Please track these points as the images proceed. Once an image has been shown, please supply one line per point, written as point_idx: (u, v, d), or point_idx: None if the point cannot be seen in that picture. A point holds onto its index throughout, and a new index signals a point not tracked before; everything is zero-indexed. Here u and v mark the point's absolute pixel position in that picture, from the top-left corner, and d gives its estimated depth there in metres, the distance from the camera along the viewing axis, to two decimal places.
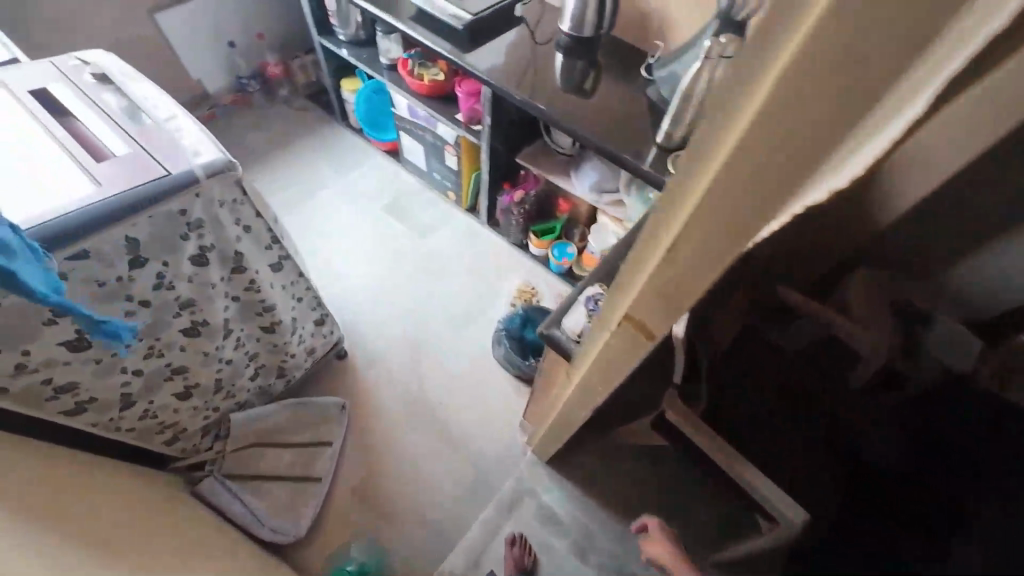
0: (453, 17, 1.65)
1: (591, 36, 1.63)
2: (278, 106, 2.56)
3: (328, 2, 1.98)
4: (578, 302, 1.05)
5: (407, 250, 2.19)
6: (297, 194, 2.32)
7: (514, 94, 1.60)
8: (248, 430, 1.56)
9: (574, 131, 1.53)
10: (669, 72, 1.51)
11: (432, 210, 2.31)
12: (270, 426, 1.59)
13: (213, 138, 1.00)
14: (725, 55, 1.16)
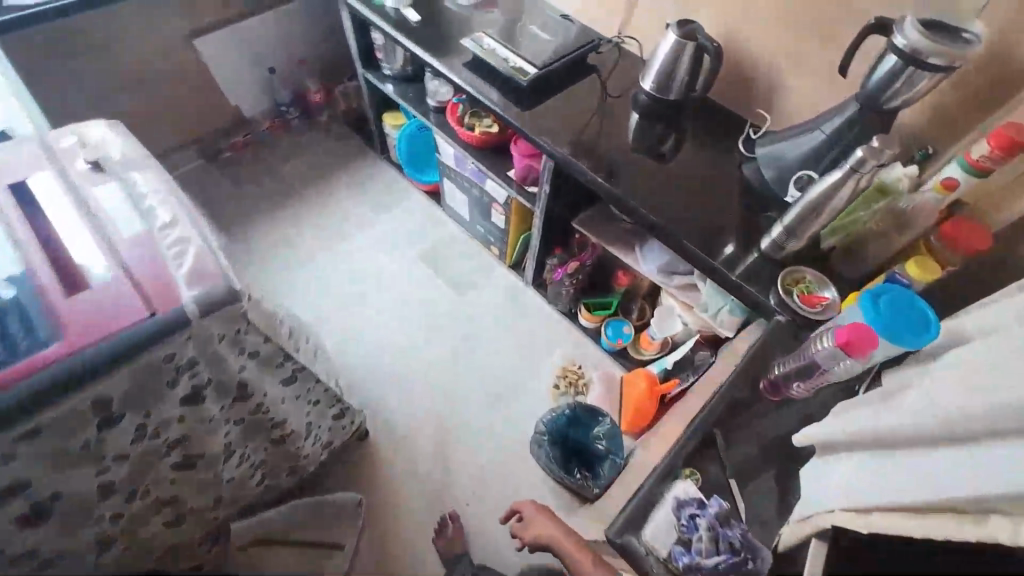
0: (516, 69, 1.42)
1: (677, 99, 1.37)
2: (316, 134, 2.40)
3: (374, 35, 1.77)
4: (665, 505, 0.81)
5: (441, 310, 1.97)
6: (332, 234, 2.15)
7: (579, 167, 1.33)
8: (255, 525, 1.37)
9: (650, 219, 1.24)
10: (777, 153, 1.22)
11: (472, 264, 2.09)
12: (278, 517, 1.40)
13: (215, 254, 0.80)
14: (879, 165, 0.88)
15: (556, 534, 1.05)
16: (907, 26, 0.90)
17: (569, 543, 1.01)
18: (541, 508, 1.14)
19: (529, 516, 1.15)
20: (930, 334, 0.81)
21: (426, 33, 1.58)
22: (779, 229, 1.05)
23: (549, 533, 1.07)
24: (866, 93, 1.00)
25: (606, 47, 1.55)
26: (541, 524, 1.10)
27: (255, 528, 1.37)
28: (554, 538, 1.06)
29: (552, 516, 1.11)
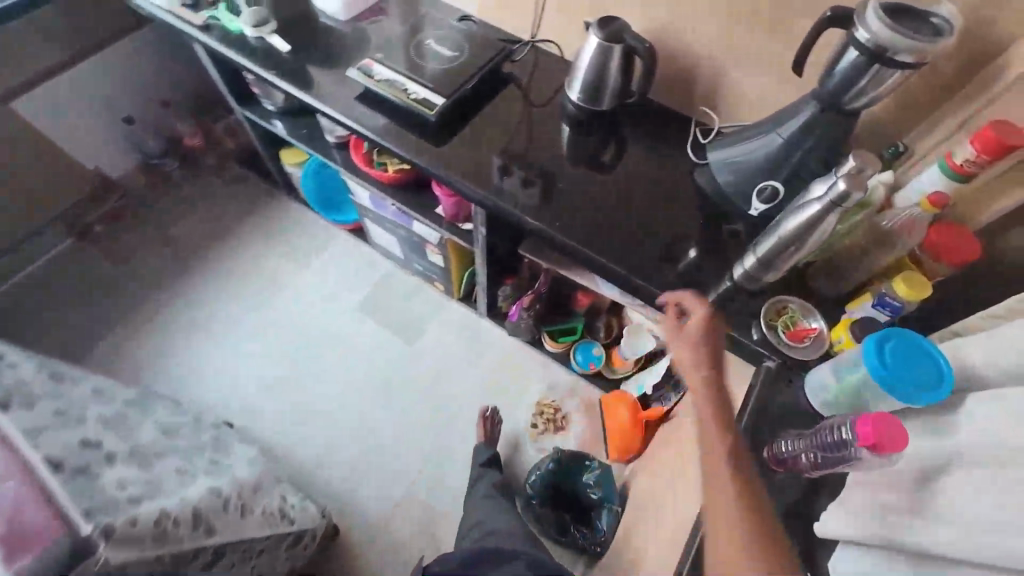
0: (420, 100, 1.18)
1: (610, 107, 1.19)
2: (205, 183, 2.06)
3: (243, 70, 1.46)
4: None
5: (395, 366, 1.77)
6: (290, 259, 1.94)
7: (514, 213, 1.13)
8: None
9: (606, 265, 1.06)
10: (733, 159, 1.08)
11: (419, 304, 1.88)
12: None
13: (61, 492, 0.77)
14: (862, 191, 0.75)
15: (717, 427, 0.70)
16: (868, 15, 0.75)
17: (721, 435, 0.69)
18: (711, 375, 0.76)
19: (680, 342, 0.82)
20: (945, 389, 0.70)
21: (304, 63, 1.30)
22: (752, 260, 0.92)
23: (698, 414, 0.73)
24: (826, 93, 0.87)
25: (520, 52, 1.34)
26: (697, 394, 0.75)
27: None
28: (706, 415, 0.72)
29: (725, 409, 0.72)
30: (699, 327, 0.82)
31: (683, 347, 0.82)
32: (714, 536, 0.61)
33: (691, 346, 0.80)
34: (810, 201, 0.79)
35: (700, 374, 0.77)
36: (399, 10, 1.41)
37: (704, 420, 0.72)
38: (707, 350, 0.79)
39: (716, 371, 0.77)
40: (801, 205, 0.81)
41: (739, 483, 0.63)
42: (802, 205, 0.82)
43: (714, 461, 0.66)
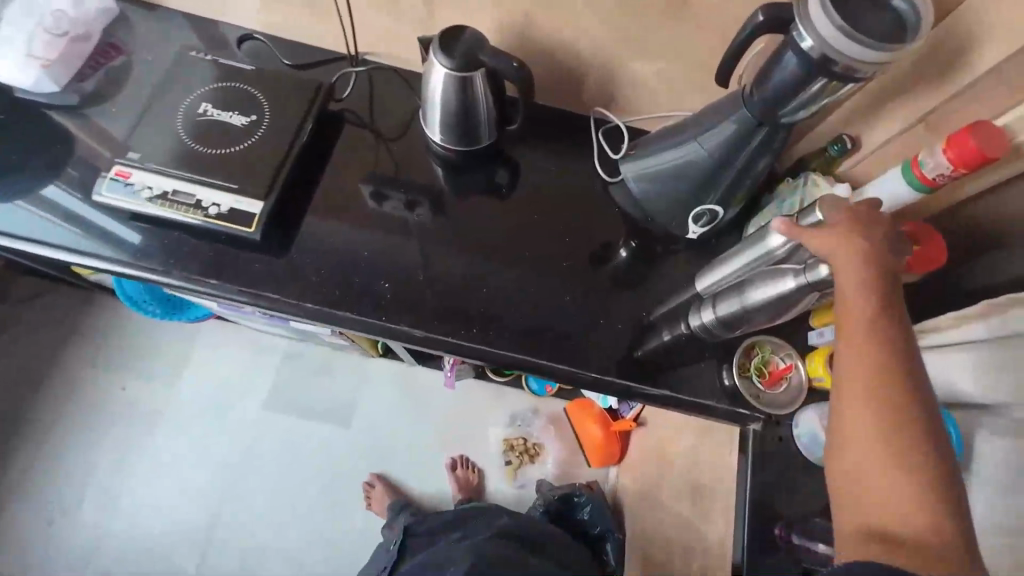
0: (224, 214, 0.80)
1: (491, 140, 0.92)
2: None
3: None
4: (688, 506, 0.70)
5: (336, 461, 1.52)
6: (162, 370, 1.56)
7: (412, 330, 0.83)
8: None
9: (545, 363, 0.83)
10: (656, 179, 0.87)
11: (339, 379, 1.60)
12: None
13: None
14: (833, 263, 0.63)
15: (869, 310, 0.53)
16: (814, 15, 0.56)
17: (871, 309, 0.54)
18: (870, 253, 0.56)
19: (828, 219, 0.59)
20: None
21: (27, 188, 0.85)
22: (711, 317, 0.79)
23: (841, 291, 0.56)
24: (758, 107, 0.67)
25: (346, 79, 0.96)
26: (840, 270, 0.56)
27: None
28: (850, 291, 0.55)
29: (883, 298, 0.54)
30: (845, 218, 0.58)
31: (826, 233, 0.58)
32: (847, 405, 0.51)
33: (844, 223, 0.58)
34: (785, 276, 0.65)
35: (846, 249, 0.56)
36: (147, 55, 0.96)
37: (848, 303, 0.55)
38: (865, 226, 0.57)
39: (881, 251, 0.56)
40: (773, 271, 0.68)
41: (888, 380, 0.50)
42: (770, 272, 0.68)
43: (855, 350, 0.52)
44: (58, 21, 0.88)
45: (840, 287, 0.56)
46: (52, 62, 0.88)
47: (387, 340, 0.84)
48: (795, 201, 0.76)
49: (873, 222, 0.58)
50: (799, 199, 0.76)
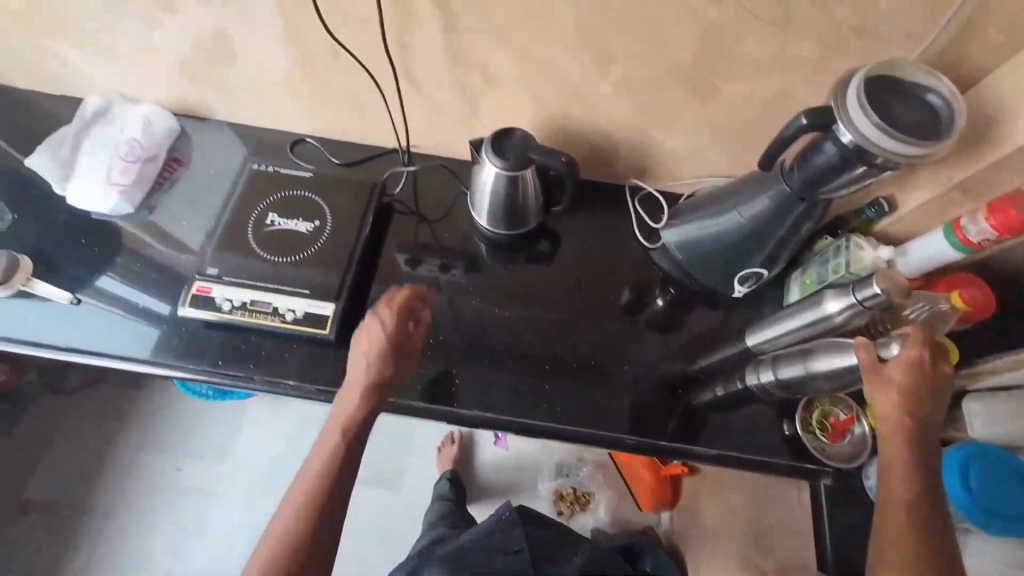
0: (301, 319, 0.85)
1: (536, 222, 0.98)
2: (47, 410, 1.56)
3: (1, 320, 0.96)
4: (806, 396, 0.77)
5: (367, 505, 1.54)
6: (214, 447, 1.59)
7: (460, 412, 0.85)
8: (257, 560, 0.68)
9: (610, 436, 0.85)
10: (698, 248, 0.90)
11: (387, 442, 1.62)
12: (343, 472, 0.74)
13: None
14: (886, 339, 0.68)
15: (906, 490, 0.62)
16: (852, 116, 0.61)
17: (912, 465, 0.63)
18: (914, 426, 0.63)
19: (885, 377, 0.64)
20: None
21: (102, 299, 0.89)
22: (771, 378, 0.82)
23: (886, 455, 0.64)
24: (800, 185, 0.72)
25: (396, 173, 1.03)
26: (889, 432, 0.64)
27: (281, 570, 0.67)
28: (894, 442, 0.64)
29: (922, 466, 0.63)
30: (907, 376, 0.63)
31: (885, 390, 0.65)
32: (885, 548, 0.60)
33: (898, 394, 0.64)
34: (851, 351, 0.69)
35: (897, 416, 0.64)
36: (209, 167, 1.03)
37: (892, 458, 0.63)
38: (917, 400, 0.63)
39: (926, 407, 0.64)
40: (832, 341, 0.73)
41: (921, 543, 0.59)
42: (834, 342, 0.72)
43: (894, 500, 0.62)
44: (131, 148, 0.97)
45: (890, 437, 0.64)
46: (130, 186, 0.96)
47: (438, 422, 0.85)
48: (838, 264, 0.80)
49: (924, 387, 0.63)
50: (843, 262, 0.79)
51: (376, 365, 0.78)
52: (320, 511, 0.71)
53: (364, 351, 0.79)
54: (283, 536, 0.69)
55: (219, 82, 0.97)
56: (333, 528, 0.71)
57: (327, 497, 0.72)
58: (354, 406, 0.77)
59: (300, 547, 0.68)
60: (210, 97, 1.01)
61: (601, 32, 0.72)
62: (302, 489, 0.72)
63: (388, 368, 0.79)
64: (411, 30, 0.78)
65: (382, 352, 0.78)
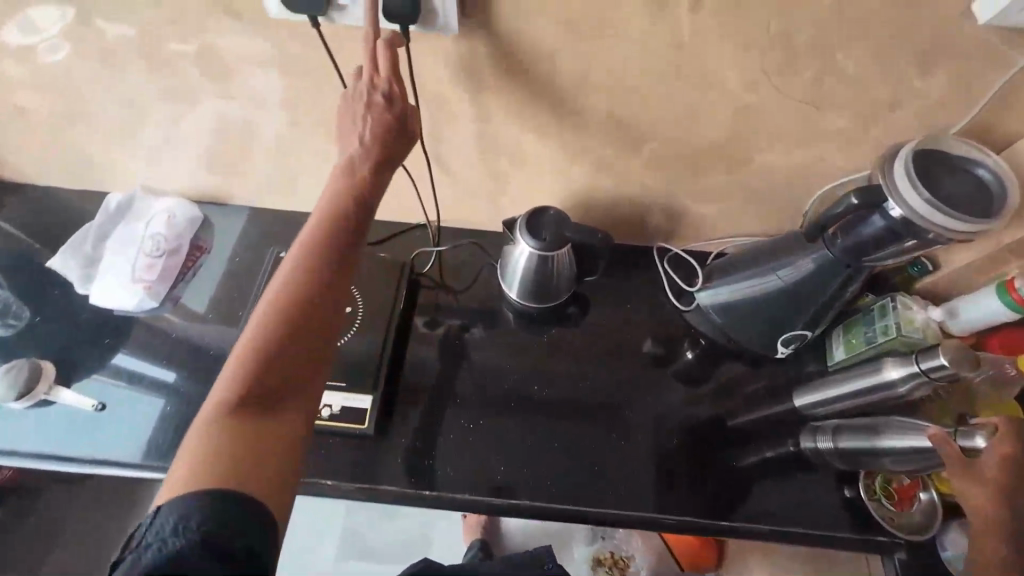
0: (338, 415, 0.83)
1: (568, 292, 0.96)
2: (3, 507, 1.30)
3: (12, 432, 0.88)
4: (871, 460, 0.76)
5: None
6: None
7: (492, 500, 0.80)
8: (246, 335, 0.57)
9: (658, 518, 0.80)
10: (734, 309, 0.88)
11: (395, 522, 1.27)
12: (341, 258, 0.63)
13: None
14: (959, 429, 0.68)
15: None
16: (904, 193, 0.61)
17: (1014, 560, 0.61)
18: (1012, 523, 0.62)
19: (976, 467, 0.64)
20: None
21: (124, 404, 0.85)
22: (829, 446, 0.80)
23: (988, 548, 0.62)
24: (841, 250, 0.71)
25: (424, 252, 1.01)
26: (984, 523, 0.63)
27: (277, 345, 0.56)
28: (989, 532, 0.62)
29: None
30: (999, 471, 0.63)
31: (977, 487, 0.64)
32: None
33: (990, 485, 0.63)
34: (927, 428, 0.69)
35: (992, 514, 0.63)
36: (233, 255, 1.01)
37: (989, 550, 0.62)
38: (1012, 496, 0.63)
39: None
40: (902, 420, 0.73)
41: None
42: (909, 423, 0.71)
43: None
44: (156, 243, 0.96)
45: (983, 527, 0.63)
46: (153, 282, 0.94)
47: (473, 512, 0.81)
48: (886, 325, 0.77)
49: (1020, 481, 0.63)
50: (892, 323, 0.76)
51: (373, 145, 0.66)
52: (315, 294, 0.60)
53: (355, 131, 0.66)
54: (270, 305, 0.58)
55: (244, 170, 0.97)
56: (333, 313, 0.60)
57: (329, 301, 0.60)
58: (348, 182, 0.65)
59: (298, 325, 0.58)
60: (232, 184, 1.01)
61: (635, 116, 0.73)
62: (290, 268, 0.61)
63: (389, 151, 0.67)
64: (443, 120, 0.79)
65: (382, 129, 0.66)
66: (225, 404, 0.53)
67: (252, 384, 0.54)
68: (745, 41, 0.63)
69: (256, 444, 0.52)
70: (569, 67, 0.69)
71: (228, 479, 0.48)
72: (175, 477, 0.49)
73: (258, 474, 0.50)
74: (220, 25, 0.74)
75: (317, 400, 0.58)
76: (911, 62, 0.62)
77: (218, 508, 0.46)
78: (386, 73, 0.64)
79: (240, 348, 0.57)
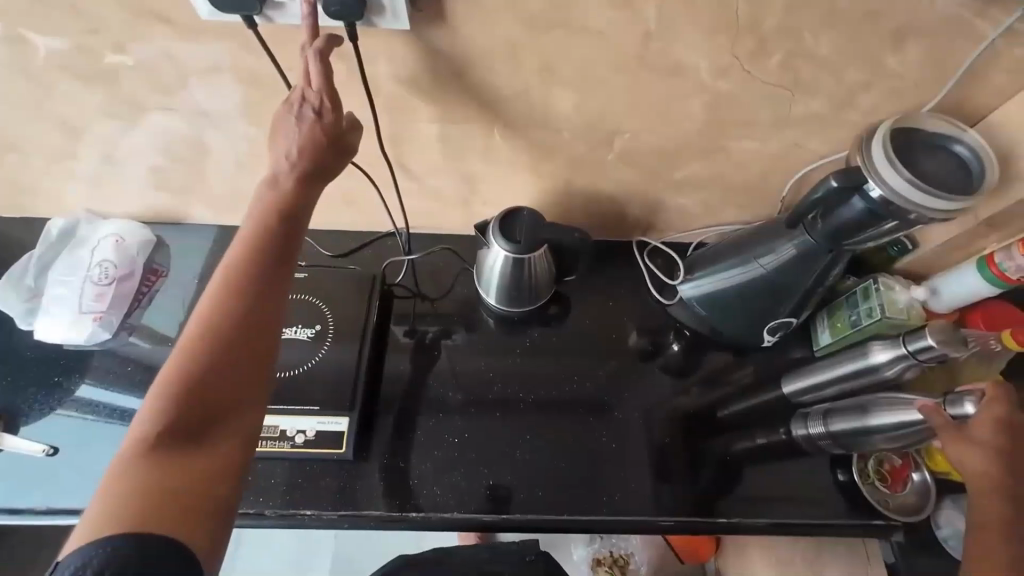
0: (314, 441, 0.78)
1: (548, 292, 0.93)
2: None
3: None
4: (862, 441, 0.75)
5: None
6: None
7: (482, 516, 0.76)
8: (171, 358, 0.53)
9: (652, 521, 0.77)
10: (717, 300, 0.86)
11: (387, 539, 1.21)
12: (273, 273, 0.58)
13: None
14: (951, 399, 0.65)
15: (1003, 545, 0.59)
16: (882, 171, 0.60)
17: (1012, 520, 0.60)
18: (1007, 485, 0.61)
19: (971, 433, 0.63)
20: None
21: (79, 447, 0.79)
22: (820, 431, 0.78)
23: (984, 508, 0.61)
24: (824, 233, 0.69)
25: (397, 262, 0.97)
26: (981, 484, 0.61)
27: (202, 370, 0.52)
28: (985, 494, 0.61)
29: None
30: (996, 436, 0.61)
31: (973, 452, 0.62)
32: None
33: (985, 451, 0.61)
34: (910, 403, 0.68)
35: (989, 476, 0.61)
36: (192, 277, 0.95)
37: (984, 510, 0.61)
38: (1008, 462, 0.61)
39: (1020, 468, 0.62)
40: (886, 398, 0.72)
41: None
42: (891, 400, 0.71)
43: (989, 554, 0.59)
44: (104, 271, 0.89)
45: (978, 488, 0.62)
46: (105, 311, 0.88)
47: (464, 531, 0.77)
48: (871, 307, 0.76)
49: (1014, 447, 0.61)
50: (877, 306, 0.75)
51: (304, 156, 0.60)
52: (250, 306, 0.56)
53: (285, 142, 0.61)
54: (195, 327, 0.54)
55: (195, 186, 0.91)
56: (269, 333, 0.56)
57: (263, 323, 0.56)
58: (280, 190, 0.60)
59: (229, 346, 0.53)
60: (185, 201, 0.94)
61: (606, 109, 0.70)
62: (217, 285, 0.56)
63: (323, 163, 0.62)
64: (405, 123, 0.75)
65: (313, 139, 0.61)
66: (146, 435, 0.49)
67: (176, 413, 0.50)
68: (712, 24, 0.60)
69: (182, 477, 0.48)
70: (531, 61, 0.65)
71: (146, 520, 0.44)
72: (89, 513, 0.45)
73: (182, 511, 0.46)
74: (149, 33, 0.68)
75: (254, 425, 0.54)
76: (885, 38, 0.60)
77: (131, 549, 0.42)
78: (317, 84, 0.59)
79: (164, 372, 0.52)
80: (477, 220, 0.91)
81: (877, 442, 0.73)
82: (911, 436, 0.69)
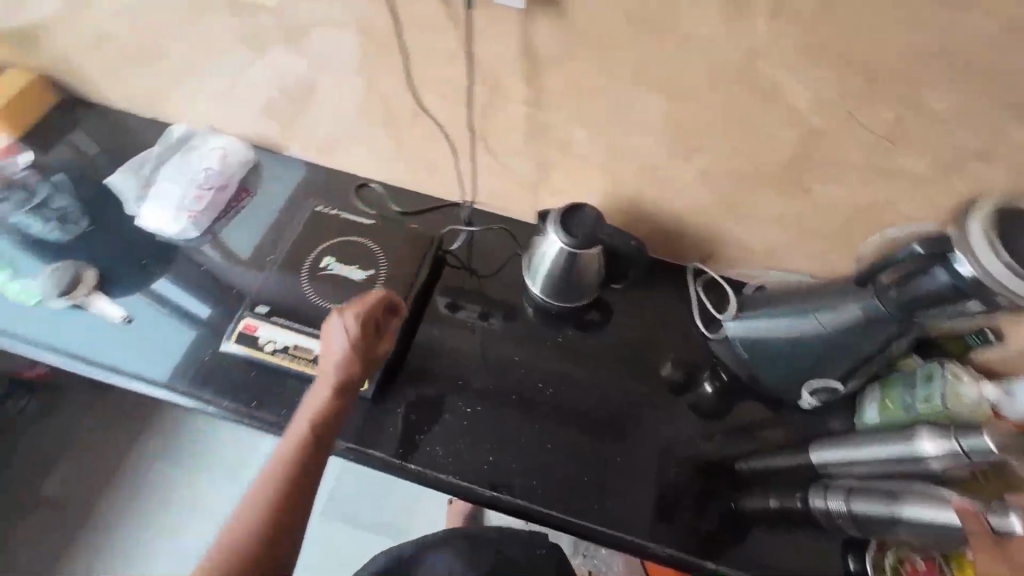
0: None
1: (592, 296, 0.94)
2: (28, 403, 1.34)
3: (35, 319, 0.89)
4: (885, 529, 0.69)
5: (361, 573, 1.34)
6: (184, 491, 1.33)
7: (477, 488, 0.78)
8: (221, 541, 0.64)
9: (641, 544, 0.76)
10: (758, 349, 0.82)
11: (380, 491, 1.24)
12: (310, 466, 0.69)
13: None
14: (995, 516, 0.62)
15: None
16: (977, 248, 0.56)
17: None
18: None
19: None
20: None
21: (150, 323, 0.90)
22: (840, 507, 0.73)
23: None
24: (896, 302, 0.64)
25: (455, 231, 1.01)
26: None
27: (248, 556, 0.62)
28: None
29: None
30: None
31: None
32: None
33: None
34: (946, 498, 0.63)
35: None
36: (275, 202, 1.04)
37: None
38: None
39: None
40: (923, 489, 0.66)
41: None
42: (927, 493, 0.65)
43: None
44: (207, 178, 1.00)
45: None
46: (200, 212, 0.99)
47: (457, 497, 0.80)
48: (930, 393, 0.71)
49: None
50: (937, 393, 0.70)
51: (342, 365, 0.76)
52: (290, 496, 0.67)
53: (329, 355, 0.76)
54: (246, 514, 0.65)
55: (296, 122, 0.99)
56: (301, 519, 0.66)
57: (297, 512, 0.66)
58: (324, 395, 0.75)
59: (269, 532, 0.64)
60: (285, 134, 1.03)
61: (694, 123, 0.70)
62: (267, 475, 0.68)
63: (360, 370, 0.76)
64: (496, 99, 0.78)
65: (352, 353, 0.76)
66: None
67: None
68: (824, 58, 0.59)
69: None
70: (631, 61, 0.66)
71: None
72: None
73: None
74: None
75: None
76: (1009, 107, 0.56)
77: None
78: (353, 314, 0.77)
79: (213, 555, 0.63)
80: (541, 208, 0.93)
81: (903, 535, 0.67)
82: (941, 537, 0.63)
